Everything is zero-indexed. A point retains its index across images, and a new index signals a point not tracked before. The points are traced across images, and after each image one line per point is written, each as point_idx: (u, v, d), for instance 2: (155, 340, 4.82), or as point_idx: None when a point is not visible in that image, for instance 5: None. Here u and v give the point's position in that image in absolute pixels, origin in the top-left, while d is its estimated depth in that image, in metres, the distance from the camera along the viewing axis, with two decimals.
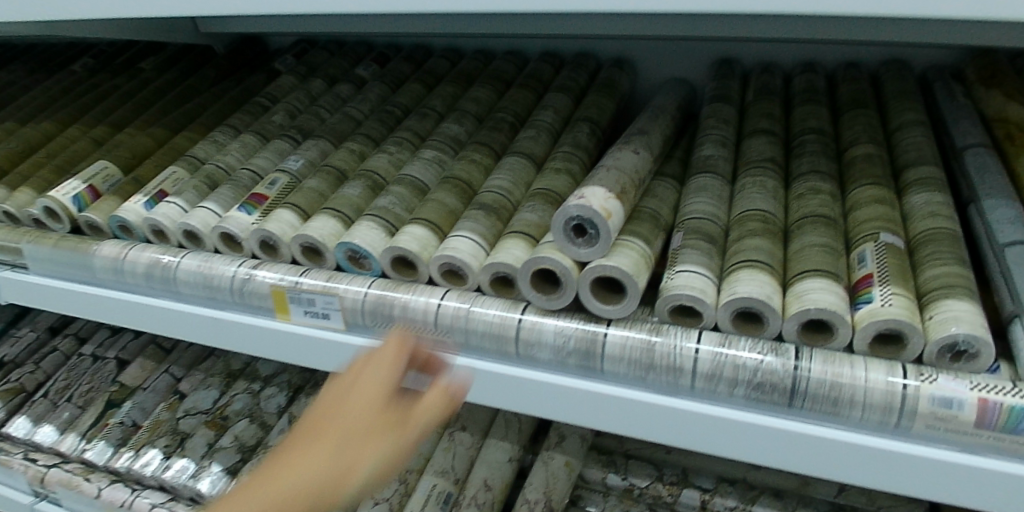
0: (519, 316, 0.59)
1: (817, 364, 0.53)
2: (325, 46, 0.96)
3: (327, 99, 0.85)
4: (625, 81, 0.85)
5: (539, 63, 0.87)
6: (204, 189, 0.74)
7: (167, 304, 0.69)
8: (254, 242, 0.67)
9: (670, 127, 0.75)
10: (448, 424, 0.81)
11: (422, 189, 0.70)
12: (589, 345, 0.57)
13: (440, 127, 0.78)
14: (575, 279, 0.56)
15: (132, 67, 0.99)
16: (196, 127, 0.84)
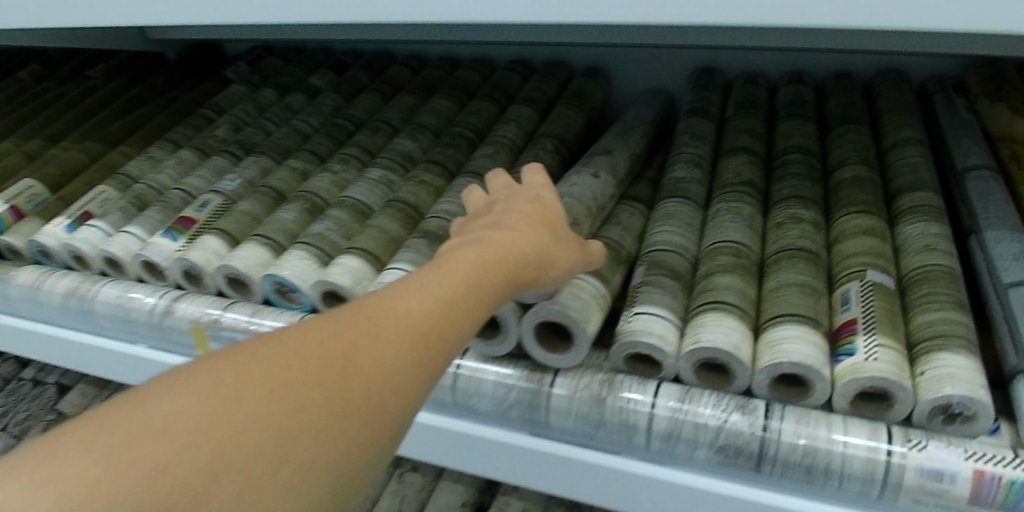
0: (456, 363, 0.52)
1: (788, 424, 0.46)
2: (282, 52, 0.90)
3: (276, 111, 0.79)
4: (597, 91, 0.78)
5: (505, 72, 0.81)
6: (132, 210, 0.68)
7: (84, 337, 0.63)
8: (177, 271, 0.61)
9: (639, 142, 0.69)
10: (400, 464, 0.74)
11: (365, 212, 0.64)
12: (533, 399, 0.51)
13: (391, 142, 0.72)
14: (517, 323, 0.50)
15: (79, 75, 0.93)
16: (135, 141, 0.78)
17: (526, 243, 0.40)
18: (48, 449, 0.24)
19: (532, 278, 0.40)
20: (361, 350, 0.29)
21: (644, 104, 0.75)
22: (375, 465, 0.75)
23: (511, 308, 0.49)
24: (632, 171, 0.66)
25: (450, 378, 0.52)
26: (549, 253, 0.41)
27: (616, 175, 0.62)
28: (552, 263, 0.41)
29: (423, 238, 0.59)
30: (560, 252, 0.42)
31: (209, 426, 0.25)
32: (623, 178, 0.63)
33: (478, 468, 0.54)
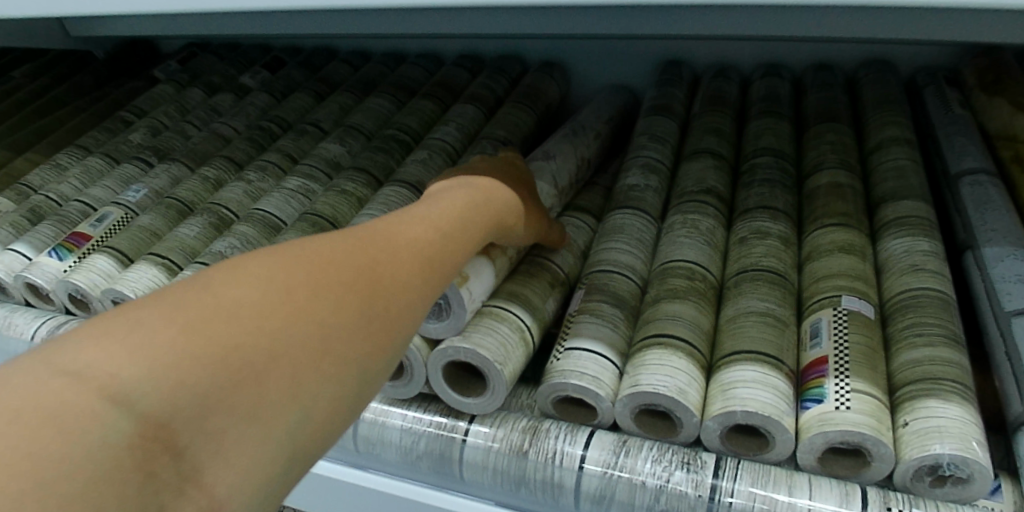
0: (359, 407, 0.45)
1: (742, 486, 0.38)
2: (216, 50, 0.83)
3: (199, 113, 0.72)
4: (551, 89, 0.70)
5: (452, 68, 0.73)
6: (23, 225, 0.60)
7: None
8: (62, 296, 0.54)
9: (591, 145, 0.61)
10: None
11: (277, 226, 0.57)
12: (444, 450, 0.43)
13: (317, 147, 0.64)
14: (422, 361, 0.42)
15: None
16: (43, 147, 0.70)
17: (511, 193, 0.42)
18: (107, 322, 0.21)
19: (515, 230, 0.42)
20: (390, 260, 0.29)
21: (601, 103, 0.68)
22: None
23: (416, 343, 0.42)
24: (580, 177, 0.58)
25: (350, 425, 0.45)
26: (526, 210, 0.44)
27: (558, 183, 0.54)
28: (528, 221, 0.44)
29: None
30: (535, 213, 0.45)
31: (265, 314, 0.24)
32: (568, 185, 0.56)
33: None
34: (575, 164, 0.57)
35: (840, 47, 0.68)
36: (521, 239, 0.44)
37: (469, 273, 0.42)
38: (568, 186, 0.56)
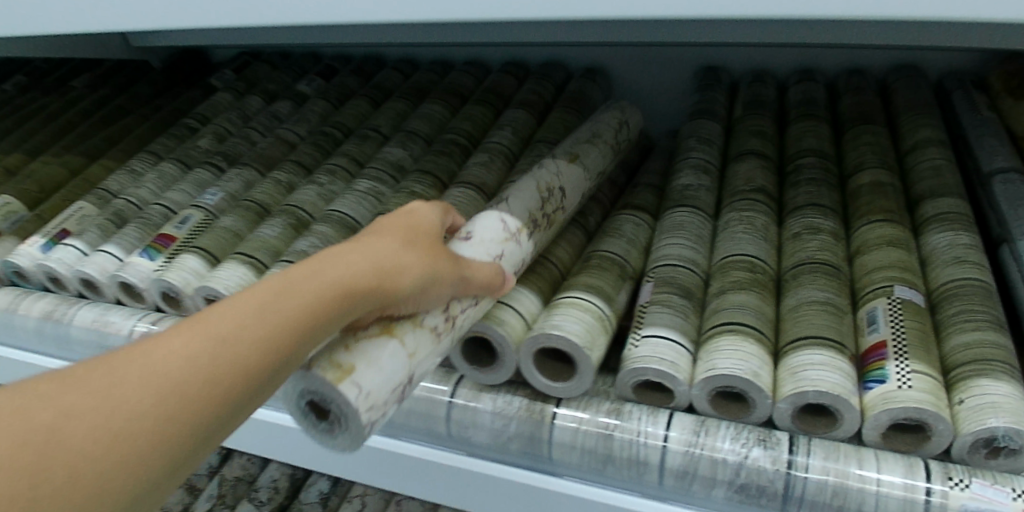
0: (451, 392, 0.49)
1: (815, 460, 0.42)
2: (269, 58, 0.85)
3: (261, 120, 0.74)
4: (596, 94, 0.73)
5: (500, 75, 0.76)
6: (110, 228, 0.64)
7: (59, 364, 0.60)
8: (155, 293, 0.57)
9: (573, 175, 0.53)
10: (397, 491, 0.69)
11: (353, 227, 0.60)
12: (534, 431, 0.47)
13: (381, 151, 0.67)
14: (513, 348, 0.46)
15: (63, 85, 0.88)
16: (118, 153, 0.74)
17: (393, 250, 0.33)
18: None
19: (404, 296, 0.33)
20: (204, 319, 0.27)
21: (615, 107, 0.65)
22: (369, 492, 0.70)
23: (509, 332, 0.46)
24: (551, 214, 0.50)
25: (444, 410, 0.49)
26: (427, 268, 0.34)
27: (513, 225, 0.45)
28: (431, 278, 0.34)
29: None
30: (445, 265, 0.35)
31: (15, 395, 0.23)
32: (535, 223, 0.47)
33: (474, 506, 0.50)
34: (541, 198, 0.49)
35: (871, 53, 0.71)
36: (428, 301, 0.35)
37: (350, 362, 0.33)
38: (532, 226, 0.47)
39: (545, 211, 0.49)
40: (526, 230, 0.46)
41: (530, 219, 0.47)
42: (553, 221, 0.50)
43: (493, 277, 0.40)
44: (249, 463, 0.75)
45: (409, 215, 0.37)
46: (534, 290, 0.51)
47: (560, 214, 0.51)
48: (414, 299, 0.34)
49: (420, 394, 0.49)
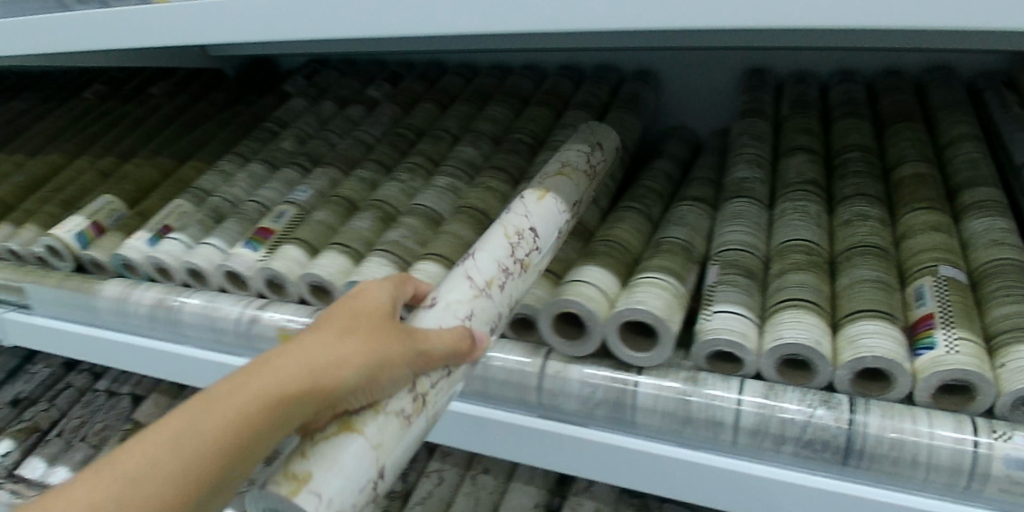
0: (541, 363, 0.55)
1: (874, 418, 0.48)
2: (336, 65, 0.89)
3: (338, 123, 0.78)
4: (648, 95, 0.79)
5: (557, 78, 0.80)
6: (209, 222, 0.69)
7: (170, 346, 0.66)
8: (260, 281, 0.63)
9: (545, 210, 0.52)
10: (471, 465, 0.74)
11: (437, 220, 0.66)
12: (619, 397, 0.53)
13: (454, 150, 0.72)
14: (601, 320, 0.53)
15: (141, 93, 0.93)
16: (205, 155, 0.78)
17: (322, 349, 0.36)
18: None
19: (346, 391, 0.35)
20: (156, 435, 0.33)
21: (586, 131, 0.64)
22: (447, 467, 0.74)
23: (595, 308, 0.53)
24: (523, 257, 0.48)
25: (536, 381, 0.55)
26: (365, 360, 0.36)
27: (479, 281, 0.45)
28: (370, 371, 0.36)
29: None
30: (389, 351, 0.37)
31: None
32: (506, 272, 0.46)
33: (559, 466, 0.56)
34: (512, 243, 0.48)
35: (906, 55, 0.77)
36: (377, 388, 0.37)
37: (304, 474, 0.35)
38: (504, 275, 0.46)
39: (516, 255, 0.48)
40: (495, 284, 0.46)
41: (499, 270, 0.46)
42: (529, 264, 0.49)
43: (462, 341, 0.40)
44: None
45: (356, 301, 0.39)
46: (610, 272, 0.57)
47: (536, 255, 0.49)
48: (360, 390, 0.36)
49: (513, 365, 0.56)
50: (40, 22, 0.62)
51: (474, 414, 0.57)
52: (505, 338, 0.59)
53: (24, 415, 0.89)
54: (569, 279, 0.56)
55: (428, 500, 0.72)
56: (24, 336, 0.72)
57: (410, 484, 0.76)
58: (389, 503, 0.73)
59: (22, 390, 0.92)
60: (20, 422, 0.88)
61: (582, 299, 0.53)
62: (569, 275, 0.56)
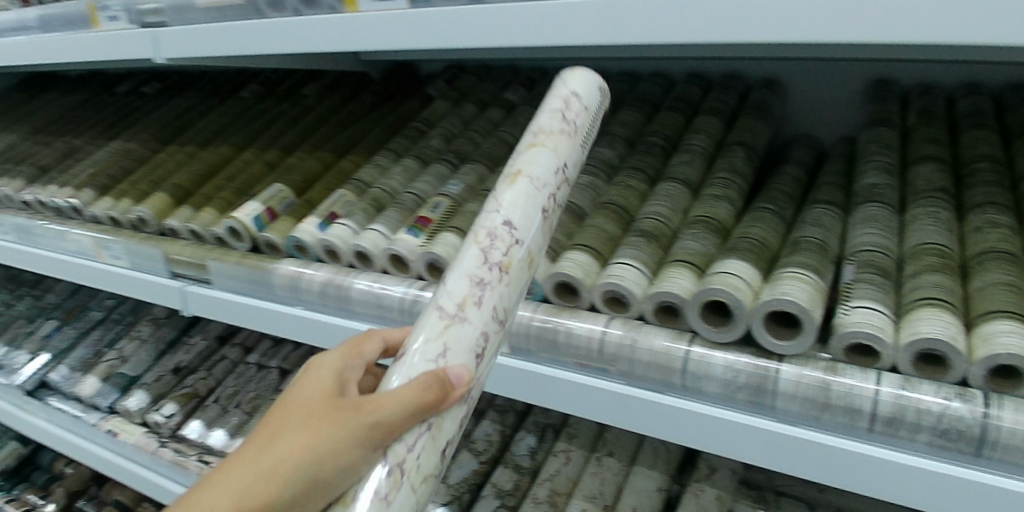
0: (686, 348, 0.61)
1: (1009, 412, 0.51)
2: (475, 70, 0.98)
3: (480, 124, 0.86)
4: (774, 102, 0.87)
5: (687, 85, 0.88)
6: (371, 211, 0.77)
7: (337, 319, 0.73)
8: (422, 264, 0.71)
9: (520, 192, 0.49)
10: (595, 449, 0.81)
11: (580, 214, 0.73)
12: (761, 381, 0.59)
13: (592, 152, 0.79)
14: (747, 309, 0.59)
15: (296, 94, 1.02)
16: (361, 151, 0.88)
17: (269, 448, 0.43)
18: None
19: (305, 473, 0.42)
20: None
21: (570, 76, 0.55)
22: (573, 448, 0.82)
23: (741, 297, 0.59)
24: (502, 259, 0.47)
25: (682, 362, 0.61)
26: (304, 445, 0.42)
27: (450, 306, 0.46)
28: (308, 462, 0.42)
29: (641, 238, 0.69)
30: (330, 431, 0.42)
31: None
32: (481, 286, 0.47)
33: (697, 443, 0.62)
34: (486, 251, 0.47)
35: None
36: (341, 465, 0.42)
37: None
38: (479, 289, 0.47)
39: (490, 259, 0.47)
40: (470, 301, 0.46)
41: (472, 287, 0.47)
42: (511, 266, 0.48)
43: (424, 390, 0.43)
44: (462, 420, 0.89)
45: (308, 381, 0.46)
46: (750, 264, 0.63)
47: (519, 250, 0.48)
48: (323, 468, 0.42)
49: (660, 348, 0.62)
50: (246, 28, 0.71)
51: (620, 392, 0.64)
52: (648, 323, 0.65)
53: (185, 381, 1.00)
54: (714, 272, 0.62)
55: (556, 477, 0.79)
56: (202, 307, 0.81)
57: (538, 462, 0.83)
58: (520, 477, 0.81)
59: (183, 360, 1.04)
60: (182, 387, 0.99)
61: (729, 289, 0.59)
62: (715, 268, 0.62)
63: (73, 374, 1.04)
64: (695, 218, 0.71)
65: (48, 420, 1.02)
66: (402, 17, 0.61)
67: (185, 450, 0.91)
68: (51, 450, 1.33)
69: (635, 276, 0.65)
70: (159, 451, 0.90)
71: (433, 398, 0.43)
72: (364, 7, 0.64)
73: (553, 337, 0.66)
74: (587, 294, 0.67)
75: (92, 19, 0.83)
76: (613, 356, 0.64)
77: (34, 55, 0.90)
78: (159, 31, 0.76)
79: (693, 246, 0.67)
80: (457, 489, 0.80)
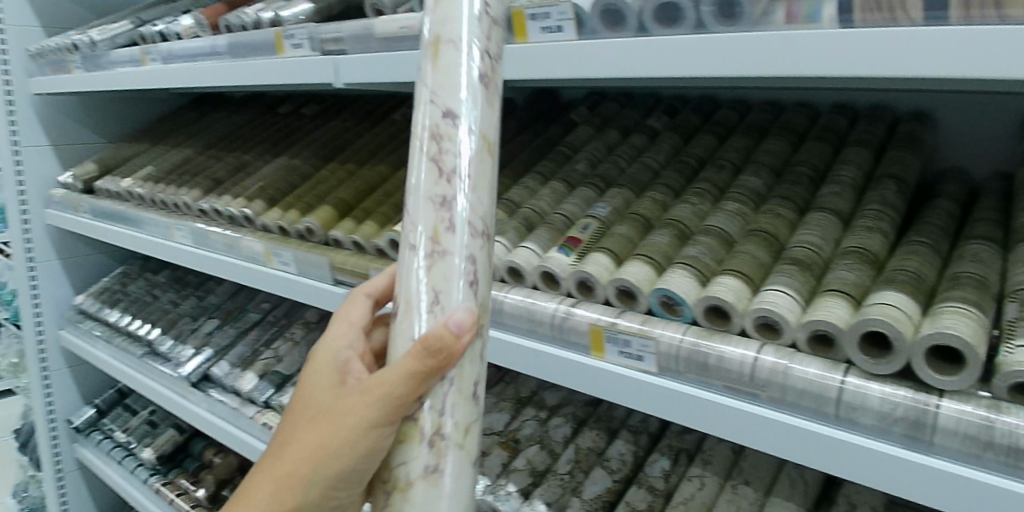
0: (841, 378, 0.61)
1: None
2: (617, 98, 1.11)
3: (625, 149, 0.95)
4: (924, 133, 0.88)
5: (833, 116, 0.92)
6: (522, 229, 0.84)
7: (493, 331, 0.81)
8: (573, 282, 0.76)
9: (446, 83, 0.54)
10: (731, 476, 0.83)
11: (728, 240, 0.76)
12: (919, 416, 0.57)
13: (738, 180, 0.83)
14: (908, 341, 0.57)
15: (446, 118, 1.20)
16: (509, 172, 0.99)
17: (311, 439, 0.52)
18: None
19: (329, 462, 0.51)
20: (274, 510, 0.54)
21: None
22: (707, 475, 0.84)
23: (903, 329, 0.57)
24: (453, 161, 0.53)
25: (836, 392, 0.60)
26: (322, 439, 0.51)
27: (427, 243, 0.53)
28: (337, 441, 0.51)
29: (794, 266, 0.69)
30: (338, 427, 0.51)
31: None
32: (446, 200, 0.53)
33: (850, 476, 0.60)
34: (435, 156, 0.53)
35: None
36: (353, 452, 0.51)
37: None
38: (447, 206, 0.52)
39: (443, 166, 0.53)
40: (442, 228, 0.52)
41: (438, 210, 0.52)
42: (468, 162, 0.53)
43: (421, 367, 0.48)
44: (596, 437, 0.94)
45: (319, 374, 0.55)
46: (907, 296, 0.62)
47: (470, 141, 0.53)
48: (339, 456, 0.51)
49: (814, 377, 0.62)
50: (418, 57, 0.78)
51: (768, 418, 0.63)
52: (801, 352, 0.65)
53: None
54: (872, 303, 0.61)
55: (690, 501, 0.81)
56: None
57: (671, 485, 0.86)
58: (654, 498, 0.85)
59: None
60: None
61: (888, 320, 0.57)
62: (873, 299, 0.61)
63: (233, 369, 1.26)
64: (848, 249, 0.71)
65: (207, 408, 1.25)
66: (573, 48, 0.67)
67: None
68: (202, 439, 1.55)
69: (788, 304, 0.65)
70: None
71: (438, 371, 0.48)
72: (534, 37, 0.71)
73: (703, 360, 0.67)
74: (739, 319, 0.67)
75: (278, 46, 0.95)
76: (764, 382, 0.64)
77: (218, 78, 1.03)
78: (339, 59, 0.85)
79: (848, 276, 0.66)
80: (591, 504, 0.85)
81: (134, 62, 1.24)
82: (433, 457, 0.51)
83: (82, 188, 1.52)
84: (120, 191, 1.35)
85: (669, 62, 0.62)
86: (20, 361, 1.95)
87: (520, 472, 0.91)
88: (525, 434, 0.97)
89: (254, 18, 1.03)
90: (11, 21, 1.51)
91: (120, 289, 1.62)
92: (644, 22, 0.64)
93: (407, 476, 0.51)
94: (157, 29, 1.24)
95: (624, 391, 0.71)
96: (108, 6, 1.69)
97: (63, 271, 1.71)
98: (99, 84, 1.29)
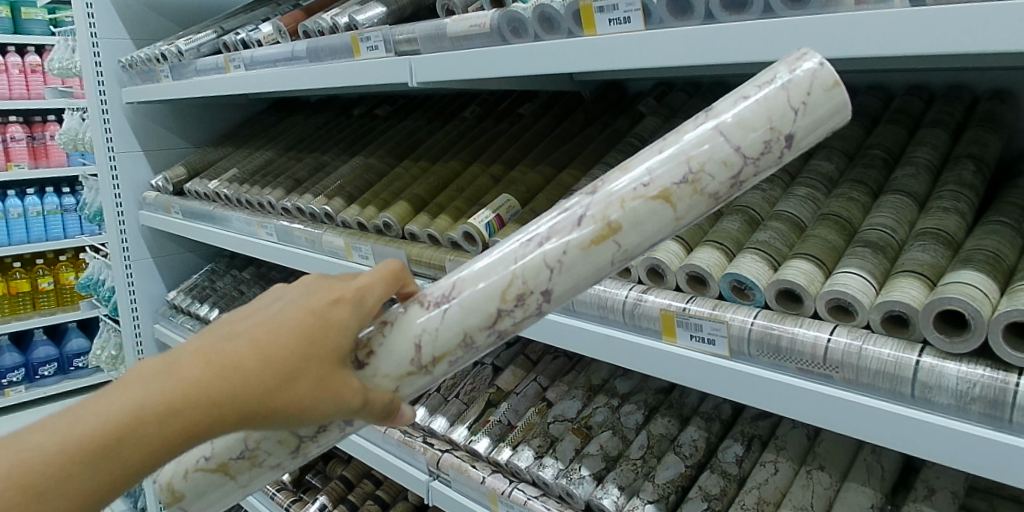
0: (917, 358, 0.60)
1: None
2: (682, 87, 1.17)
3: None
4: (1005, 111, 0.88)
5: (908, 98, 0.95)
6: None
7: (561, 317, 0.86)
8: (643, 269, 0.81)
9: (582, 271, 0.49)
10: (806, 462, 0.84)
11: (800, 225, 0.78)
12: (998, 394, 0.55)
13: (812, 165, 0.86)
14: (985, 320, 0.56)
15: (513, 114, 1.31)
16: (576, 166, 1.05)
17: (294, 385, 0.45)
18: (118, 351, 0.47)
19: (287, 416, 0.46)
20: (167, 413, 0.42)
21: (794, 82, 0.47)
22: (782, 460, 0.86)
23: (978, 307, 0.56)
24: (507, 326, 0.51)
25: (912, 371, 0.59)
26: (305, 394, 0.45)
27: (423, 359, 0.51)
28: (313, 407, 0.46)
29: (867, 247, 0.70)
30: (327, 400, 0.46)
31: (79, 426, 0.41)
32: (469, 343, 0.51)
33: (931, 454, 0.58)
34: (502, 308, 0.50)
35: None
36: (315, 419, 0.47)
37: (208, 481, 0.54)
38: (462, 351, 0.51)
39: (496, 325, 0.50)
40: (446, 358, 0.51)
41: (460, 345, 0.51)
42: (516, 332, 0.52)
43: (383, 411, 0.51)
44: (667, 424, 0.97)
45: (336, 306, 0.48)
46: (984, 272, 0.61)
47: (531, 319, 0.51)
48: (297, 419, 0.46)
49: (889, 356, 0.61)
50: (481, 53, 0.82)
51: (842, 398, 0.63)
52: (874, 333, 0.64)
53: None
54: (946, 283, 0.60)
55: (765, 486, 0.84)
56: None
57: (745, 470, 0.89)
58: (727, 484, 0.86)
59: None
60: None
61: (963, 297, 0.57)
62: (948, 279, 0.60)
63: None
64: (924, 231, 0.71)
65: None
66: (639, 39, 0.69)
67: (412, 432, 1.15)
68: None
69: (861, 286, 0.65)
70: (413, 442, 1.12)
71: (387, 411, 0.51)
72: (602, 30, 0.73)
73: (776, 342, 0.68)
74: (811, 302, 0.68)
75: (355, 49, 1.01)
76: (839, 363, 0.64)
77: (296, 77, 1.10)
78: (413, 59, 0.90)
79: (924, 257, 0.66)
80: (664, 489, 0.88)
81: (218, 69, 1.32)
82: (288, 459, 0.54)
83: (172, 189, 1.65)
84: (209, 192, 1.50)
85: (738, 50, 0.61)
86: (118, 353, 2.11)
87: (593, 456, 0.94)
88: (597, 421, 1.01)
89: (330, 22, 1.09)
90: (103, 34, 1.62)
91: (209, 285, 1.75)
92: (711, 10, 0.66)
93: (252, 456, 0.53)
94: (239, 36, 1.32)
95: (694, 373, 0.73)
96: (193, 17, 1.80)
97: (156, 267, 1.84)
98: (186, 92, 1.38)
